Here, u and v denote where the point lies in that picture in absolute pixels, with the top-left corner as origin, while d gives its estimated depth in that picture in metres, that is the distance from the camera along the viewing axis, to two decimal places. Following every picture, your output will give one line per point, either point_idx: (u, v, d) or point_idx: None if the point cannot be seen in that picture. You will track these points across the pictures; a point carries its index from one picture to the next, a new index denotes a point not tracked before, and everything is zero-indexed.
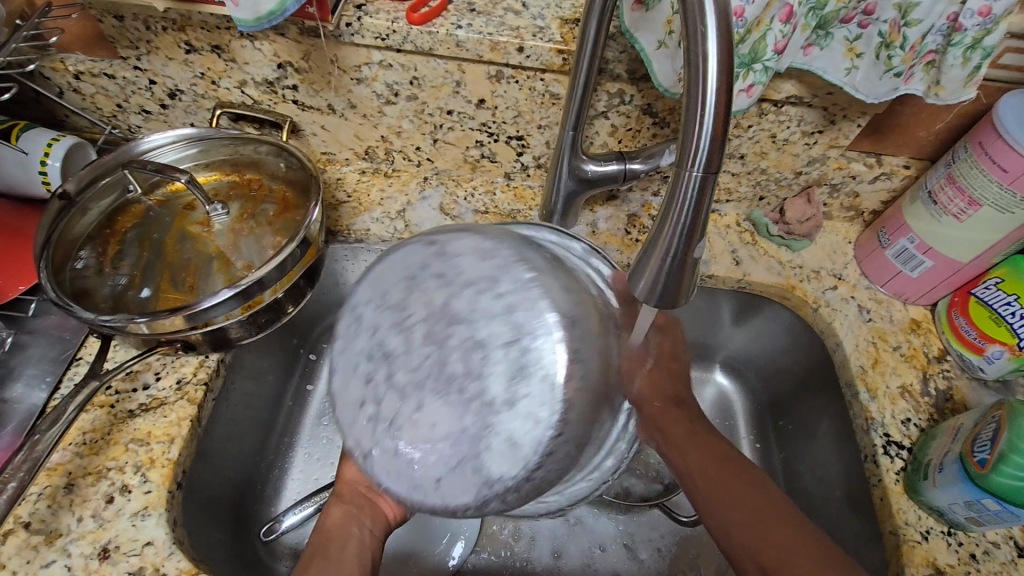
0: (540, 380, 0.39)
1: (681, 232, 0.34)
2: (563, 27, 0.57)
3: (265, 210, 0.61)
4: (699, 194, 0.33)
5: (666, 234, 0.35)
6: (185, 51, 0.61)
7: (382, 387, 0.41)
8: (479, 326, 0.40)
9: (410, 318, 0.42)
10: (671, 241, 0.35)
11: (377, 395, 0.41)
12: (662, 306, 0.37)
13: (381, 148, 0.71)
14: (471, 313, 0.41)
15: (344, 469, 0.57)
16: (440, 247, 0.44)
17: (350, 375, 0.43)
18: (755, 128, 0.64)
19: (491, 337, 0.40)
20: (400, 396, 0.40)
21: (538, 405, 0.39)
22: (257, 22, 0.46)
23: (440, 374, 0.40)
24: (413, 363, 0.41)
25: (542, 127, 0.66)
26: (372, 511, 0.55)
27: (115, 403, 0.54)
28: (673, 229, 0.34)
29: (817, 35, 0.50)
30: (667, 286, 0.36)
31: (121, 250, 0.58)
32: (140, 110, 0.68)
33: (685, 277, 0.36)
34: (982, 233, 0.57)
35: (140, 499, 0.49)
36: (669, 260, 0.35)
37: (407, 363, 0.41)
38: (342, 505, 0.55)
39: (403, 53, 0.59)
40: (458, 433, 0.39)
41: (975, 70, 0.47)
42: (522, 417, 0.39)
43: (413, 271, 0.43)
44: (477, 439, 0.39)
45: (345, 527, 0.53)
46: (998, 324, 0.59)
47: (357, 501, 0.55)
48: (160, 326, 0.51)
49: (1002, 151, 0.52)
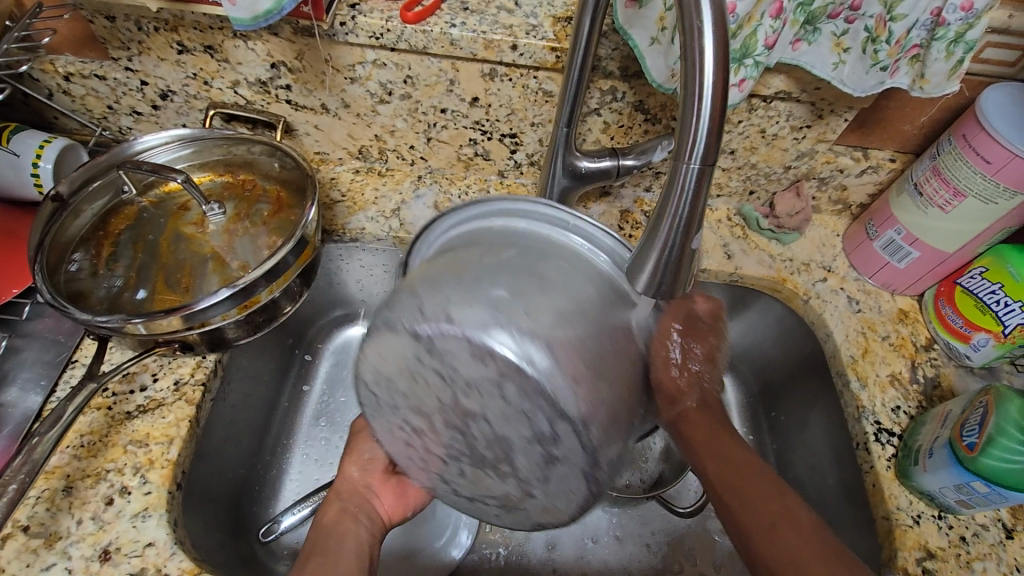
0: (565, 465, 0.38)
1: (679, 222, 0.35)
2: (555, 26, 0.58)
3: (259, 210, 0.61)
4: (696, 186, 0.34)
5: (665, 226, 0.35)
6: (177, 51, 0.61)
7: (423, 452, 0.44)
8: (494, 422, 0.38)
9: (423, 404, 0.41)
10: (670, 233, 0.35)
11: (426, 461, 0.44)
12: (660, 298, 0.38)
13: (375, 147, 0.72)
14: (484, 408, 0.38)
15: (345, 467, 0.58)
16: (428, 341, 0.38)
17: (392, 434, 0.45)
18: (745, 124, 0.65)
19: (510, 438, 0.38)
20: (442, 461, 0.43)
21: (568, 483, 0.39)
22: (253, 21, 0.46)
23: (472, 455, 0.41)
24: (445, 443, 0.42)
25: (535, 124, 0.67)
26: (369, 510, 0.56)
27: (112, 405, 0.53)
28: (671, 221, 0.35)
29: (805, 30, 0.51)
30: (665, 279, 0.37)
31: (115, 252, 0.58)
32: (131, 111, 0.68)
33: (683, 269, 0.37)
34: (967, 224, 0.59)
35: (140, 500, 0.49)
36: (668, 252, 0.36)
37: (437, 440, 0.42)
38: (337, 503, 0.56)
39: (397, 53, 0.59)
40: (505, 495, 0.42)
41: (958, 63, 0.48)
42: (557, 490, 0.40)
43: (409, 362, 0.40)
44: (521, 499, 0.42)
45: (343, 522, 0.53)
46: (983, 312, 0.61)
47: (355, 499, 0.56)
48: (157, 326, 0.51)
49: (985, 143, 0.54)
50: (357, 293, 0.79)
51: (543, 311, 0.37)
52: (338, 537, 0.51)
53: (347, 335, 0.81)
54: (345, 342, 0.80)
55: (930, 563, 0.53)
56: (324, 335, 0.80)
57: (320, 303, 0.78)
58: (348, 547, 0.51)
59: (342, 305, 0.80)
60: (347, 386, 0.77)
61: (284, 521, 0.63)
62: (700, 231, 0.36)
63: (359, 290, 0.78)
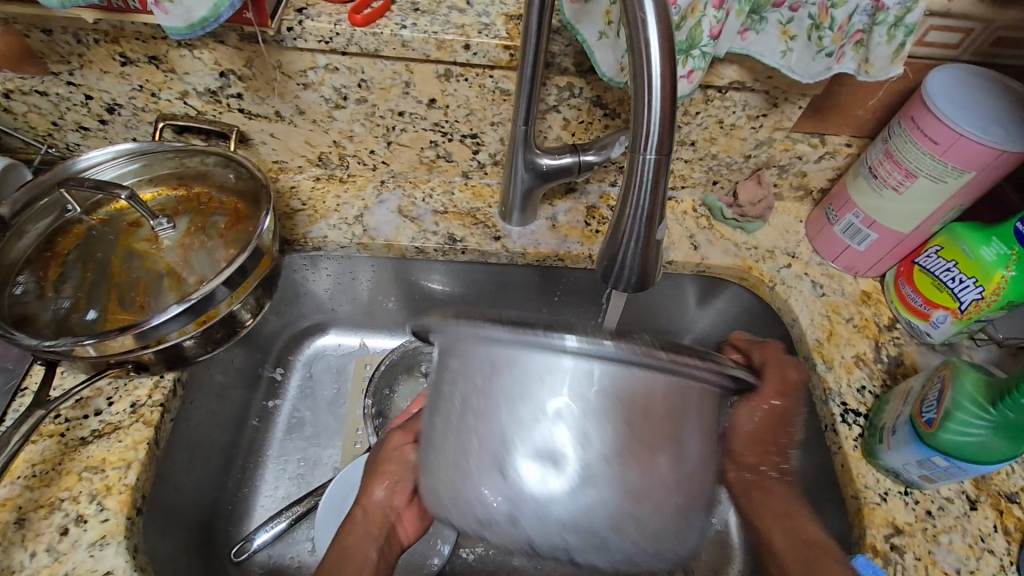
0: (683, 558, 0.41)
1: (642, 216, 0.35)
2: (508, 24, 0.57)
3: (215, 222, 0.60)
4: (654, 176, 0.34)
5: (627, 218, 0.36)
6: (120, 63, 0.59)
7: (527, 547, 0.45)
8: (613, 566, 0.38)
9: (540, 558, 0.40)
10: (633, 224, 0.36)
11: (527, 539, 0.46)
12: (632, 289, 0.39)
13: (334, 153, 0.70)
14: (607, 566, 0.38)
15: (370, 486, 0.54)
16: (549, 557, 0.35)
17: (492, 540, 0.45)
18: (703, 115, 0.66)
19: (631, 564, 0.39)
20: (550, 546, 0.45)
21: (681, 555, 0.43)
22: (190, 30, 0.44)
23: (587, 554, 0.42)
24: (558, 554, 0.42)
25: (495, 124, 0.66)
26: (390, 536, 0.54)
27: (65, 431, 0.52)
28: (633, 212, 0.36)
29: (751, 20, 0.51)
30: (638, 271, 0.38)
31: (64, 273, 0.56)
32: (78, 127, 0.66)
33: (655, 260, 0.38)
34: (919, 204, 0.60)
35: (97, 528, 0.47)
36: (633, 244, 0.36)
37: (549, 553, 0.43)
38: (361, 527, 0.53)
39: (349, 56, 0.58)
40: None
41: (900, 46, 0.49)
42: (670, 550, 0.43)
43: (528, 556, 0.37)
44: None
45: (363, 547, 0.51)
46: (940, 290, 0.62)
47: (380, 524, 0.53)
48: (109, 347, 0.49)
49: (931, 124, 0.55)
50: (326, 303, 0.77)
51: (654, 507, 0.34)
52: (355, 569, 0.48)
53: (319, 345, 0.79)
54: (317, 352, 0.79)
55: (899, 539, 0.54)
56: (293, 347, 0.78)
57: (287, 315, 0.76)
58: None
59: (312, 314, 0.78)
60: (319, 398, 0.76)
61: (258, 538, 0.63)
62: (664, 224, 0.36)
63: (327, 299, 0.77)
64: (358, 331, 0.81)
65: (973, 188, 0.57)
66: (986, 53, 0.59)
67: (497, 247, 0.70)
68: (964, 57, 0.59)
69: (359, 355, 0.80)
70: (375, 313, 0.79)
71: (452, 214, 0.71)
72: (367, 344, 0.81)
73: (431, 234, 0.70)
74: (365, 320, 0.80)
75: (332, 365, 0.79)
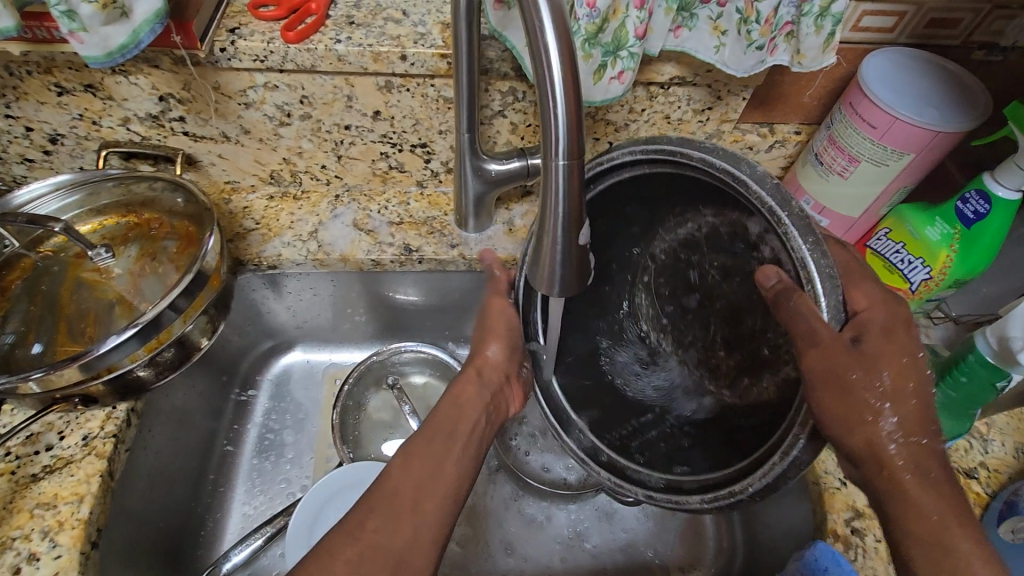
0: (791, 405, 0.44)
1: (561, 222, 0.35)
2: (444, 32, 0.58)
3: (165, 247, 0.59)
4: (569, 181, 0.34)
5: (549, 224, 0.36)
6: (56, 93, 0.58)
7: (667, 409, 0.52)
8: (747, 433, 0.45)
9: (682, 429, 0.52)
10: (554, 230, 0.35)
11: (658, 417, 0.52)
12: (563, 293, 0.39)
13: (285, 170, 0.70)
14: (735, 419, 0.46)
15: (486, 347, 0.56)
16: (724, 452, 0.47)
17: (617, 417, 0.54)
18: (649, 111, 0.66)
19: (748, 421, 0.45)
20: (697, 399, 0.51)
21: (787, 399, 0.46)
22: (109, 58, 0.44)
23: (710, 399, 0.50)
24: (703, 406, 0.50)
25: (443, 132, 0.66)
26: (498, 403, 0.56)
27: (16, 468, 0.51)
28: (552, 220, 0.35)
29: (682, 17, 0.51)
30: (563, 280, 0.38)
31: (9, 308, 0.55)
32: (22, 159, 0.65)
33: (581, 268, 0.38)
34: (865, 188, 0.61)
35: (50, 565, 0.46)
36: (556, 251, 0.36)
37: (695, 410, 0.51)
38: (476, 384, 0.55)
39: (287, 73, 0.58)
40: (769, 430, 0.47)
41: (830, 36, 0.50)
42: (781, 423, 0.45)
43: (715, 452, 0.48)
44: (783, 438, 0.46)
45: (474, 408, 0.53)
46: (891, 272, 0.62)
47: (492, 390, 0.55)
48: (53, 381, 0.49)
49: (868, 108, 0.55)
50: (289, 320, 0.77)
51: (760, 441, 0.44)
52: (463, 439, 0.50)
53: (286, 363, 0.79)
54: (284, 370, 0.79)
55: (859, 522, 0.54)
56: (259, 367, 0.77)
57: (249, 335, 0.75)
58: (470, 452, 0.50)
59: (274, 334, 0.77)
60: (289, 416, 0.76)
61: (231, 560, 0.62)
62: (584, 230, 0.36)
63: (290, 317, 0.76)
64: (325, 346, 0.81)
65: (915, 169, 0.58)
66: (923, 34, 0.59)
67: (454, 255, 0.69)
68: (900, 40, 0.60)
69: (328, 370, 0.80)
70: (342, 325, 0.79)
71: (408, 224, 0.71)
72: (336, 358, 0.81)
73: (387, 246, 0.69)
74: (332, 334, 0.80)
75: (301, 381, 0.78)
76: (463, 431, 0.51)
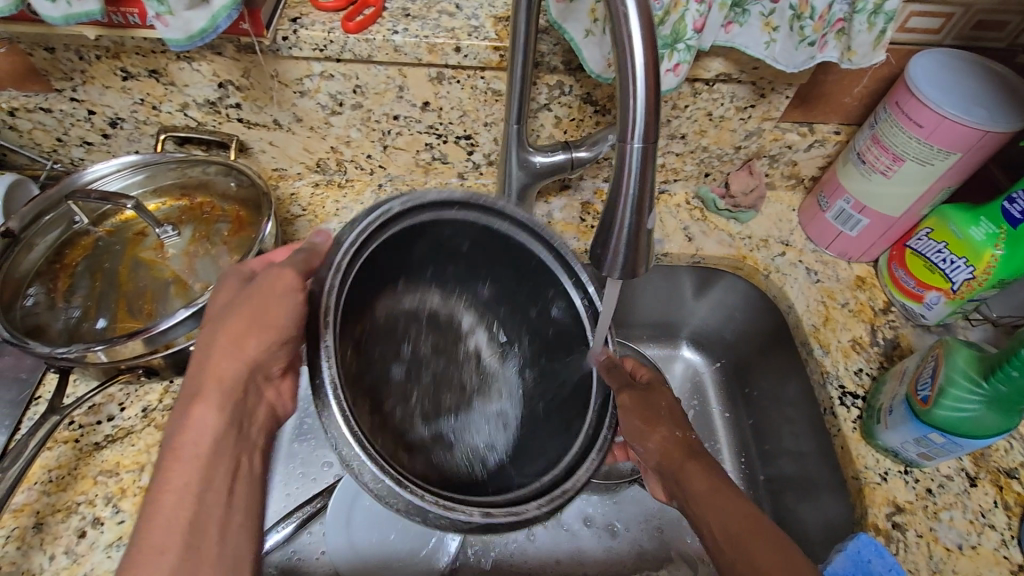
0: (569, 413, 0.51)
1: (631, 205, 0.37)
2: (497, 25, 0.59)
3: (219, 230, 0.61)
4: (642, 165, 0.36)
5: (619, 207, 0.38)
6: (121, 78, 0.60)
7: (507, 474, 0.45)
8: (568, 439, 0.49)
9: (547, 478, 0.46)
10: (624, 213, 0.38)
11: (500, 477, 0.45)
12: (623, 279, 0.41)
13: (332, 159, 0.72)
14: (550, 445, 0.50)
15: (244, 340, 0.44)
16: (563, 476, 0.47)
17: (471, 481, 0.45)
18: (692, 108, 0.67)
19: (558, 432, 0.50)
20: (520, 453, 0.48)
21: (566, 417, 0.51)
22: (189, 41, 0.46)
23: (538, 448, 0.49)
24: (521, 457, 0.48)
25: (488, 124, 0.68)
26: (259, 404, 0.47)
27: (79, 437, 0.53)
28: (623, 202, 0.37)
29: (734, 13, 0.52)
30: (628, 266, 0.40)
31: (73, 283, 0.57)
32: (82, 142, 0.67)
33: (644, 254, 0.40)
34: (907, 187, 0.61)
35: (113, 530, 0.48)
36: (625, 233, 0.38)
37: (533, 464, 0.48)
38: (218, 402, 0.43)
39: (343, 63, 0.60)
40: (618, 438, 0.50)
41: (881, 34, 0.50)
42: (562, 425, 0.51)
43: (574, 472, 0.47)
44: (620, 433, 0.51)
45: (221, 437, 0.43)
46: (932, 271, 0.63)
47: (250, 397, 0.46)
48: (119, 353, 0.50)
49: (916, 107, 0.56)
50: None
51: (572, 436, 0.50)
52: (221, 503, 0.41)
53: None
54: None
55: (899, 517, 0.55)
56: None
57: None
58: (238, 526, 0.42)
59: None
60: None
61: (270, 539, 0.63)
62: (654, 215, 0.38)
63: None
64: None
65: (960, 170, 0.58)
66: (969, 36, 0.60)
67: None
68: (947, 41, 0.60)
69: None
70: None
71: None
72: None
73: None
74: None
75: None
76: (220, 510, 0.41)
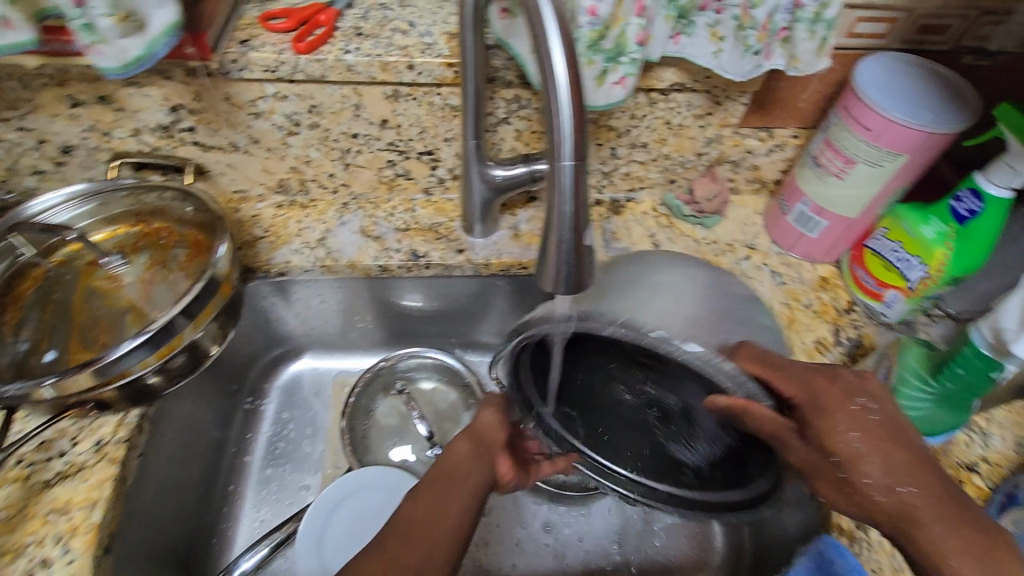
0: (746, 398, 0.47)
1: (569, 219, 0.38)
2: (450, 42, 0.59)
3: (175, 255, 0.60)
4: (575, 179, 0.37)
5: (557, 223, 0.38)
6: (70, 105, 0.59)
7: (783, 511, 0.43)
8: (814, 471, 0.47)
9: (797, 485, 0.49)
10: (563, 229, 0.38)
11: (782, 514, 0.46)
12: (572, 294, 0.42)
13: (294, 179, 0.71)
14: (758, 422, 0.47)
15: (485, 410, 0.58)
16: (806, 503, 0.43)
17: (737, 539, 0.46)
18: (650, 117, 0.67)
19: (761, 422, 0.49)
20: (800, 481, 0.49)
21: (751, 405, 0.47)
22: (125, 70, 0.45)
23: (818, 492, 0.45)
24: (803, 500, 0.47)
25: (448, 140, 0.68)
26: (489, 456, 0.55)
27: (29, 475, 0.52)
28: (560, 216, 0.38)
29: (681, 24, 0.53)
30: (573, 284, 0.40)
31: (22, 316, 0.56)
32: (33, 171, 0.66)
33: (589, 268, 0.40)
34: (860, 189, 0.62)
35: (63, 570, 0.47)
36: (566, 248, 0.39)
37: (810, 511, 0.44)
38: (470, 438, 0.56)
39: (297, 84, 0.60)
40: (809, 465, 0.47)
41: (823, 40, 0.52)
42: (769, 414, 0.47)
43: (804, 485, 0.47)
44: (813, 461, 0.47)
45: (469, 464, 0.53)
46: (890, 270, 0.64)
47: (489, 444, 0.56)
48: (67, 387, 0.49)
49: (861, 111, 0.57)
50: (297, 328, 0.77)
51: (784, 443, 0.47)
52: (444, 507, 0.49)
53: (294, 371, 0.79)
54: (293, 377, 0.79)
55: None
56: (267, 376, 0.78)
57: (260, 342, 0.76)
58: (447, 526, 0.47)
59: (283, 342, 0.78)
60: (305, 426, 0.76)
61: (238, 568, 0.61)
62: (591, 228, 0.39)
63: (298, 324, 0.77)
64: (333, 353, 0.81)
65: (908, 170, 0.59)
66: (914, 40, 0.61)
67: (461, 259, 0.70)
68: (893, 45, 0.61)
69: (335, 379, 0.80)
70: (349, 334, 0.80)
71: (414, 231, 0.72)
72: (345, 365, 0.81)
73: (394, 252, 0.70)
74: (338, 343, 0.80)
75: (311, 388, 0.79)
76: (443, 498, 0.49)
